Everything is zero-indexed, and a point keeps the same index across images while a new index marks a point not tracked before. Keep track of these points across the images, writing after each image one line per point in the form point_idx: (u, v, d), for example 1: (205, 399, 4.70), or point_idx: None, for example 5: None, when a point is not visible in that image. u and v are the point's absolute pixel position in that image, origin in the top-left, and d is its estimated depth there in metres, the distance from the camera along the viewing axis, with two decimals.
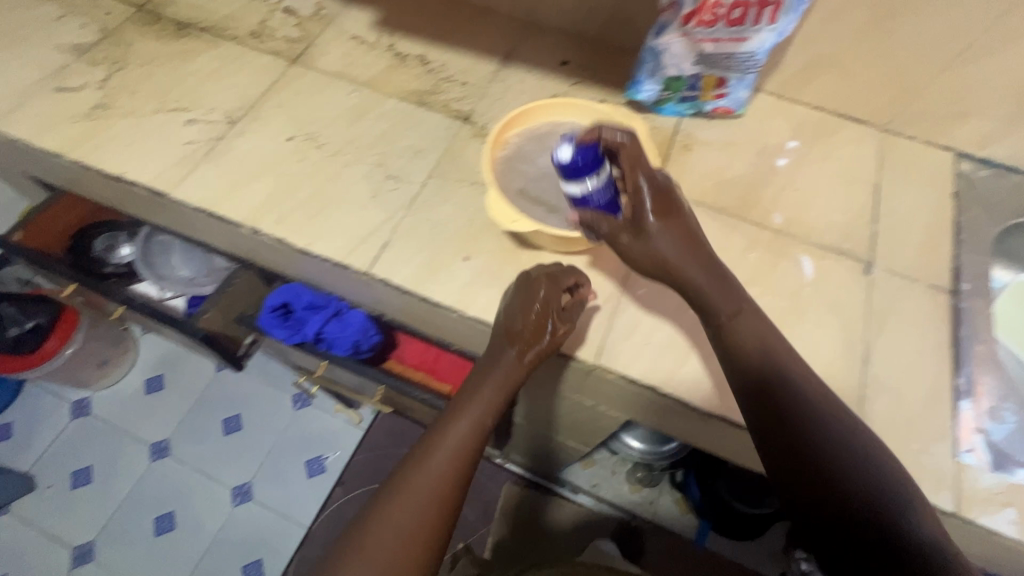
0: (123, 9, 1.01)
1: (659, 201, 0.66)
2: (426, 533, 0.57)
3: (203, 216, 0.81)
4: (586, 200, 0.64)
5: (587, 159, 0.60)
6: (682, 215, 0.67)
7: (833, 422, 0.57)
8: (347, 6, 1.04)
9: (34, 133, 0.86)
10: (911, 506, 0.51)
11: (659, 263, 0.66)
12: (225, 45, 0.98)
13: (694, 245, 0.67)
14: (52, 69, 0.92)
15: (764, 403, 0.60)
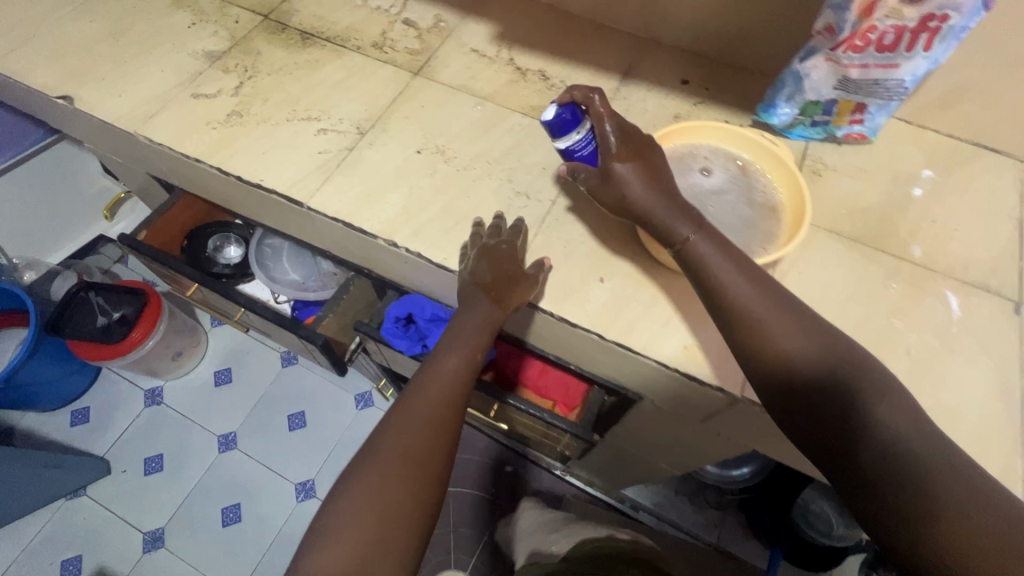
0: (250, 17, 1.04)
1: (619, 147, 0.72)
2: (414, 455, 0.62)
3: (337, 225, 0.83)
4: (572, 150, 0.74)
5: (568, 116, 0.70)
6: (649, 157, 0.72)
7: (782, 355, 0.58)
8: (465, 19, 1.05)
9: (174, 138, 0.89)
10: (880, 424, 0.52)
11: (632, 202, 0.70)
12: (349, 56, 0.99)
13: (656, 181, 0.70)
14: (188, 76, 0.95)
15: (728, 324, 0.63)
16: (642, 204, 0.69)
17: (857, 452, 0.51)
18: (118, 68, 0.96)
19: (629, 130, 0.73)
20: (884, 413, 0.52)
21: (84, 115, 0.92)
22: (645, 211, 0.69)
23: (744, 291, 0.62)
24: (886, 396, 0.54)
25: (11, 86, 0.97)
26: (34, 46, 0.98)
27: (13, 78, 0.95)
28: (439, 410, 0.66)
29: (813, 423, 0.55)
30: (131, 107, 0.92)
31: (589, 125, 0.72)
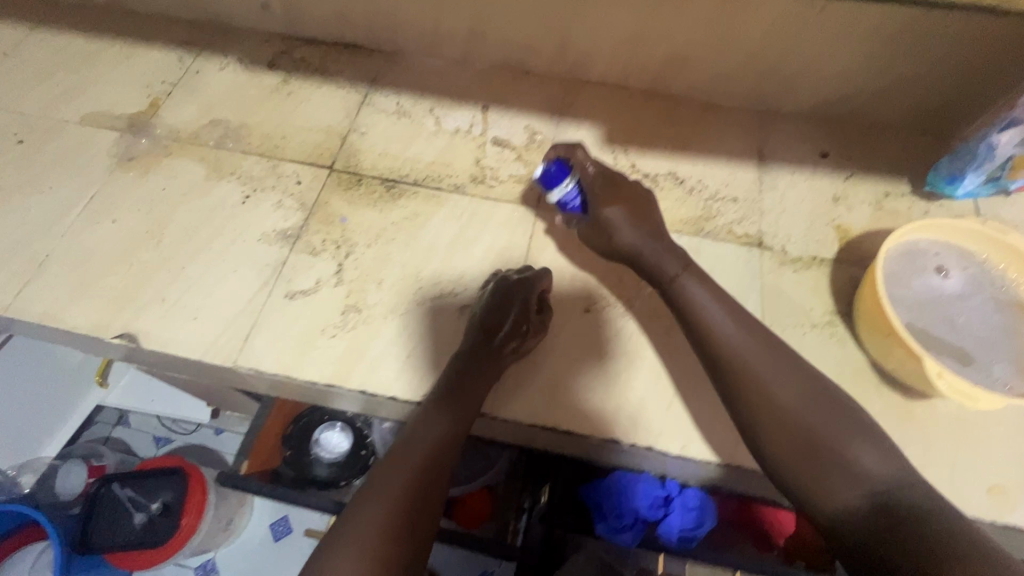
0: (312, 172, 0.86)
1: (605, 195, 0.75)
2: (422, 478, 0.58)
3: (485, 420, 0.70)
4: (565, 202, 0.76)
5: (555, 168, 0.74)
6: (640, 203, 0.74)
7: (771, 368, 0.60)
8: (562, 127, 0.92)
9: (290, 362, 0.71)
10: (862, 459, 0.54)
11: (619, 246, 0.73)
12: (452, 200, 0.84)
13: (643, 221, 0.73)
14: (272, 269, 0.77)
15: (714, 360, 0.63)
16: (628, 244, 0.72)
17: (834, 486, 0.54)
18: (177, 278, 0.76)
19: (615, 177, 0.77)
20: (867, 450, 0.55)
21: (157, 354, 0.72)
22: (633, 252, 0.72)
23: (735, 336, 0.63)
24: (869, 433, 0.56)
25: (39, 331, 0.75)
26: (56, 274, 0.76)
27: (46, 324, 0.73)
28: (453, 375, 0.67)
29: (792, 455, 0.56)
30: (220, 331, 0.73)
31: (575, 176, 0.76)
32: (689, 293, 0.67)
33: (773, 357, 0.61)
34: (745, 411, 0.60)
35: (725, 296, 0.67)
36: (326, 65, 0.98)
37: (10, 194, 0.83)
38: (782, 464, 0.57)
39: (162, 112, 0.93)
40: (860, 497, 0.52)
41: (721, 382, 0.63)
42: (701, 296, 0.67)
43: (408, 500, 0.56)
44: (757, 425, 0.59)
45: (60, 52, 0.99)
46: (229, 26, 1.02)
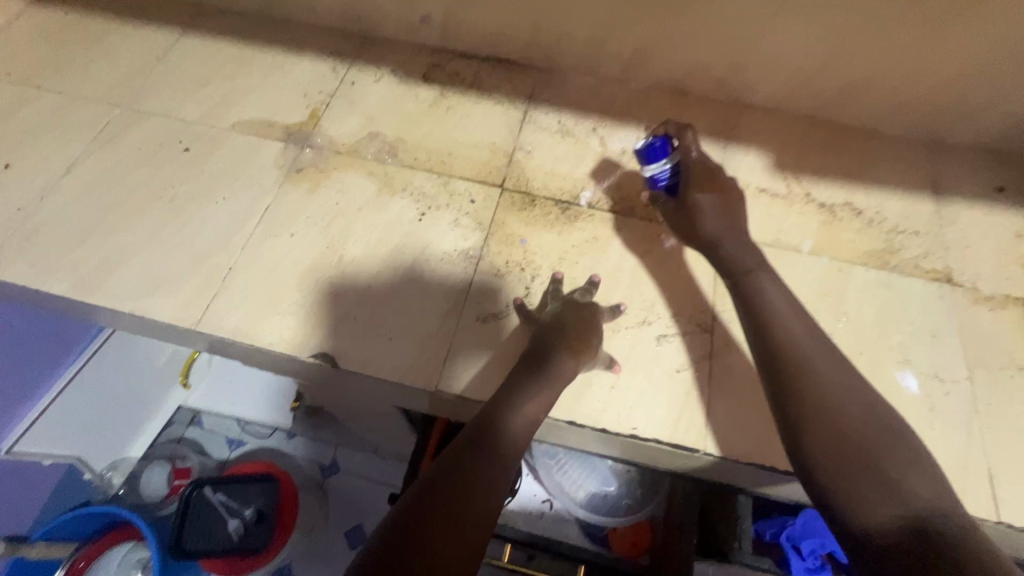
0: (484, 191, 0.85)
1: (699, 179, 0.75)
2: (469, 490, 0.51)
3: (696, 457, 0.67)
4: (657, 179, 0.77)
5: (659, 143, 0.74)
6: (729, 193, 0.75)
7: (831, 372, 0.60)
8: (729, 152, 0.90)
9: (491, 389, 0.70)
10: (908, 480, 0.52)
11: (703, 231, 0.73)
12: (630, 224, 0.82)
13: (730, 214, 0.73)
14: (460, 290, 0.76)
15: (772, 360, 0.62)
16: (712, 230, 0.72)
17: (871, 501, 0.51)
18: (365, 296, 0.75)
19: (712, 168, 0.78)
20: (914, 474, 0.52)
21: (353, 374, 0.71)
22: (713, 239, 0.72)
23: (804, 346, 0.62)
24: (922, 460, 0.54)
25: (228, 347, 0.74)
26: (243, 289, 0.75)
27: (239, 340, 0.72)
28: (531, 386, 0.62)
29: (836, 462, 0.54)
30: (416, 353, 0.72)
31: (676, 156, 0.77)
32: (762, 300, 0.67)
33: (834, 362, 0.61)
34: (794, 402, 0.59)
35: (799, 310, 0.66)
36: (481, 79, 0.97)
37: (185, 204, 0.82)
38: (822, 471, 0.54)
39: (323, 123, 0.92)
40: (897, 514, 0.49)
41: (775, 384, 0.61)
42: (772, 298, 0.67)
43: (473, 486, 0.51)
44: (795, 415, 0.58)
45: (213, 58, 0.98)
46: (379, 37, 1.01)
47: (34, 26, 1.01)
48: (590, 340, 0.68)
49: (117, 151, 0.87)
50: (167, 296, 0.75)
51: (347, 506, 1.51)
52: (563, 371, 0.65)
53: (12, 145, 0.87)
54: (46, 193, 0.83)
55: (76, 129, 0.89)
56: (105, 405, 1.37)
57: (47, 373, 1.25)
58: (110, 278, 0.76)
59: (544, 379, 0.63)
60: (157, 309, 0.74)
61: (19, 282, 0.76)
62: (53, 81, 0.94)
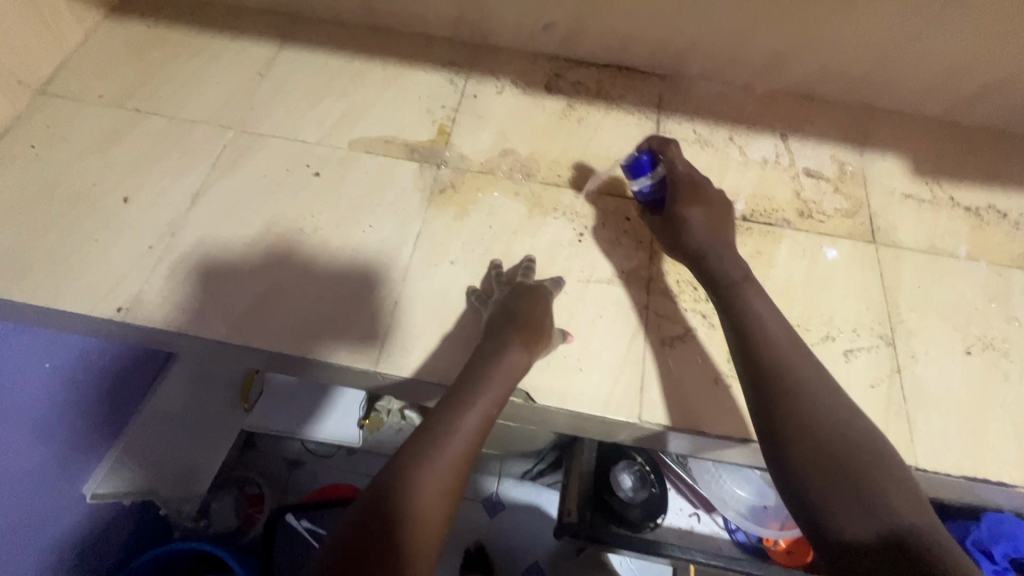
0: (637, 207, 0.82)
1: (685, 194, 0.73)
2: (434, 492, 0.55)
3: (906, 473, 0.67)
4: (641, 194, 0.77)
5: (645, 162, 0.75)
6: (716, 206, 0.73)
7: (819, 388, 0.59)
8: (868, 156, 0.90)
9: (693, 416, 0.68)
10: (891, 497, 0.50)
11: (688, 245, 0.71)
12: (789, 236, 0.81)
13: (719, 231, 0.71)
14: (638, 314, 0.74)
15: (754, 368, 0.61)
16: (698, 245, 0.70)
17: (849, 516, 0.50)
18: None
19: (698, 180, 0.75)
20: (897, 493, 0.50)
21: (546, 408, 0.69)
22: (699, 254, 0.70)
23: (786, 347, 0.62)
24: (902, 476, 0.52)
25: (408, 387, 0.71)
26: (416, 324, 0.73)
27: (422, 380, 0.70)
28: (505, 380, 0.63)
29: (821, 474, 0.53)
30: (610, 382, 0.69)
31: (661, 170, 0.76)
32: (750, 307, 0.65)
33: (820, 381, 0.59)
34: (776, 414, 0.57)
35: (779, 313, 0.66)
36: (606, 88, 0.94)
37: (330, 236, 0.78)
38: (803, 482, 0.53)
39: (454, 141, 0.87)
40: (873, 535, 0.48)
41: (757, 394, 0.59)
42: (757, 306, 0.66)
43: (429, 482, 0.55)
44: (777, 426, 0.57)
45: (320, 72, 0.93)
46: (491, 46, 0.97)
47: (118, 43, 0.94)
48: (540, 329, 0.67)
49: (242, 178, 0.82)
50: (336, 337, 0.72)
51: None
52: (513, 364, 0.64)
53: (125, 176, 0.81)
54: (176, 228, 0.77)
55: (190, 155, 0.83)
56: (191, 434, 1.13)
57: (111, 410, 1.06)
58: (271, 320, 0.72)
59: (491, 370, 0.63)
60: (328, 351, 0.71)
61: (173, 328, 0.70)
62: (152, 102, 0.88)
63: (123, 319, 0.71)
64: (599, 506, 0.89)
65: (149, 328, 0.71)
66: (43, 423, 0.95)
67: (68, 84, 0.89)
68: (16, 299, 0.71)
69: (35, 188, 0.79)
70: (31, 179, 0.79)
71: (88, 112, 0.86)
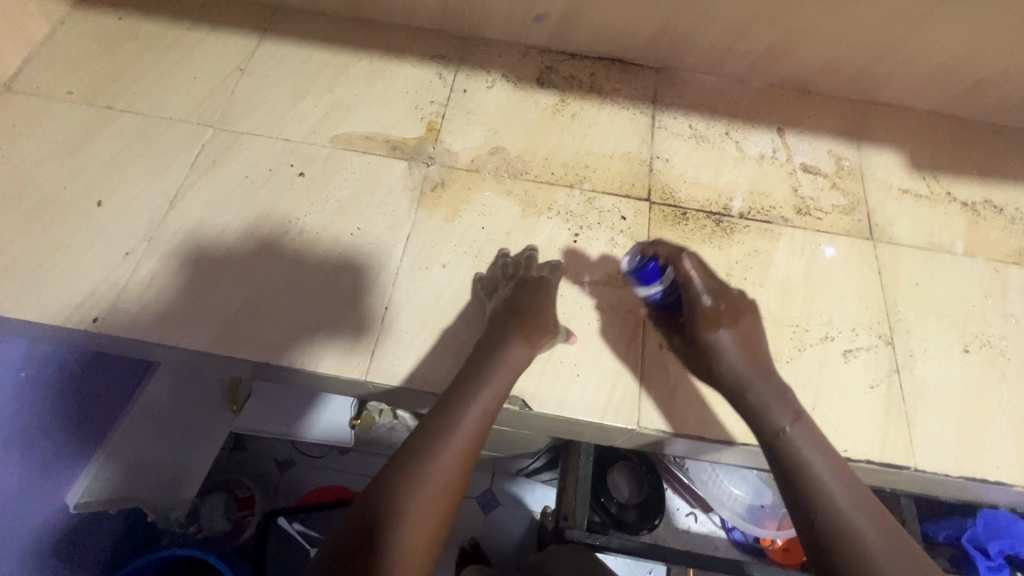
0: (633, 206, 0.80)
1: (712, 316, 0.62)
2: (431, 496, 0.54)
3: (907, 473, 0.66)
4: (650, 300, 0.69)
5: (643, 273, 0.67)
6: (745, 319, 0.63)
7: (874, 525, 0.53)
8: (865, 151, 0.88)
9: (693, 420, 0.67)
10: None
11: (722, 375, 0.62)
12: (787, 234, 0.80)
13: (754, 353, 0.62)
14: (636, 317, 0.72)
15: (804, 504, 0.55)
16: (735, 378, 0.61)
17: None
18: None
19: (723, 292, 0.64)
20: None
21: (544, 415, 0.67)
22: (735, 384, 0.61)
23: (849, 509, 0.53)
24: None
25: (402, 395, 0.69)
26: (407, 331, 0.71)
27: (414, 388, 0.68)
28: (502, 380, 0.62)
29: None
30: (609, 388, 0.68)
31: (671, 283, 0.66)
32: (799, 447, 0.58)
33: (873, 516, 0.53)
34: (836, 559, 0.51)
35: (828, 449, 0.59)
36: (599, 82, 0.92)
37: (315, 239, 0.75)
38: None
39: (443, 138, 0.84)
40: None
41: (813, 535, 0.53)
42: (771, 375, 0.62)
43: (424, 482, 0.54)
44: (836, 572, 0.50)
45: (301, 66, 0.89)
46: (480, 38, 0.94)
47: (88, 36, 0.89)
48: (549, 320, 0.67)
49: (221, 179, 0.78)
50: (323, 346, 0.69)
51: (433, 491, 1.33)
52: (514, 357, 0.63)
53: (97, 178, 0.76)
54: (154, 232, 0.73)
55: (166, 156, 0.79)
56: (186, 444, 1.13)
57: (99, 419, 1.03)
58: (256, 329, 0.69)
59: (494, 364, 0.62)
60: (317, 359, 0.68)
61: (154, 339, 0.68)
62: (124, 99, 0.83)
63: (98, 330, 0.68)
64: (594, 509, 0.88)
65: (127, 339, 0.68)
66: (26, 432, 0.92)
67: (34, 81, 0.84)
68: None
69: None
70: None
71: (55, 110, 0.82)
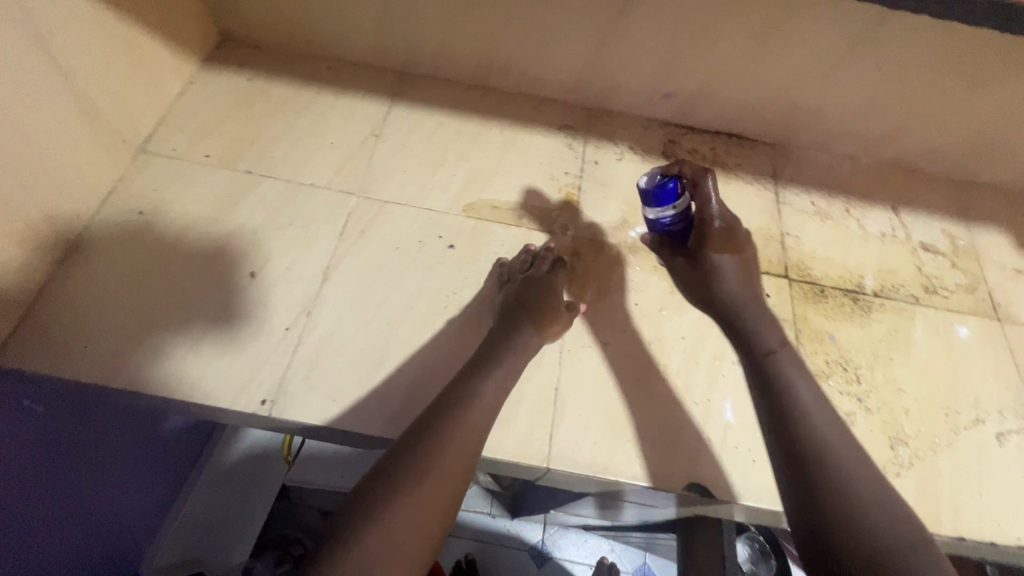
0: (774, 283, 0.83)
1: (716, 239, 0.68)
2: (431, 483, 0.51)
3: None
4: (660, 221, 0.71)
5: (667, 187, 0.67)
6: (748, 252, 0.68)
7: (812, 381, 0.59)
8: (976, 230, 0.93)
9: None
10: (863, 497, 0.49)
11: (718, 294, 0.67)
12: (922, 313, 0.83)
13: (750, 279, 0.67)
14: None
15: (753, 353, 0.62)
16: (731, 298, 0.66)
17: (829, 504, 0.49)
18: (707, 410, 0.71)
19: (732, 223, 0.69)
20: (869, 492, 0.50)
21: (727, 504, 0.66)
22: (729, 304, 0.66)
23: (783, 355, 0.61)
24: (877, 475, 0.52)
25: (579, 481, 0.67)
26: (579, 414, 0.69)
27: (599, 477, 0.66)
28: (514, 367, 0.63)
29: (813, 462, 0.52)
30: None
31: (687, 201, 0.69)
32: (808, 413, 0.56)
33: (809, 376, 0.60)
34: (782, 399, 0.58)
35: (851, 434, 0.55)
36: (721, 156, 0.95)
37: (475, 315, 0.74)
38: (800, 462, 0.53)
39: (584, 210, 0.85)
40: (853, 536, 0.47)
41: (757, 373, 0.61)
42: (784, 355, 0.61)
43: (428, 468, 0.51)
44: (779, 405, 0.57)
45: (435, 134, 0.89)
46: (603, 109, 0.97)
47: (219, 96, 0.88)
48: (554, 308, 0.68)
49: (373, 249, 0.77)
50: (502, 431, 0.67)
51: (485, 520, 1.38)
52: (527, 343, 0.65)
53: (248, 248, 0.76)
54: (311, 306, 0.73)
55: (314, 223, 0.78)
56: None
57: (149, 486, 0.95)
58: None
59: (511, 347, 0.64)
60: (496, 445, 0.66)
61: (323, 421, 0.66)
62: (264, 163, 0.83)
63: (267, 413, 0.66)
64: None
65: (295, 422, 0.66)
66: (94, 513, 0.84)
67: (170, 142, 0.83)
68: (144, 390, 0.66)
69: (153, 264, 0.74)
70: (144, 253, 0.74)
71: (196, 175, 0.80)
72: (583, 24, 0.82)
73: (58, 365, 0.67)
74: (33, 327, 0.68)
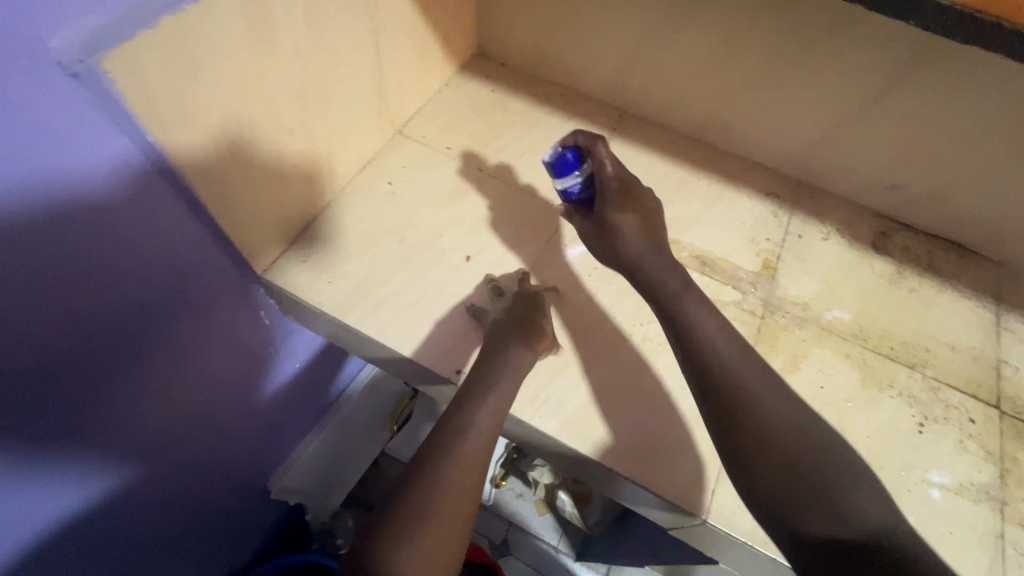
0: (982, 410, 0.75)
1: (616, 197, 0.68)
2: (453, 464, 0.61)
3: None
4: (569, 194, 0.69)
5: (568, 157, 0.66)
6: (648, 208, 0.69)
7: (752, 373, 0.60)
8: None
9: None
10: (841, 499, 0.53)
11: (624, 256, 0.67)
12: None
13: (651, 234, 0.67)
14: (993, 542, 0.66)
15: (687, 347, 0.62)
16: (634, 256, 0.66)
17: (810, 511, 0.53)
18: None
19: (630, 181, 0.69)
20: (855, 495, 0.53)
21: None
22: (636, 266, 0.67)
23: (712, 335, 0.62)
24: (853, 473, 0.55)
25: (732, 545, 0.67)
26: None
27: (755, 546, 0.65)
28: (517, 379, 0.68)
29: (784, 470, 0.55)
30: None
31: (590, 169, 0.68)
32: (745, 399, 0.58)
33: (756, 371, 0.60)
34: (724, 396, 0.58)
35: (821, 433, 0.58)
36: (939, 263, 0.89)
37: (655, 350, 0.77)
38: (767, 473, 0.55)
39: (778, 279, 0.85)
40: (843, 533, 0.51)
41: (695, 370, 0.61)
42: (704, 326, 0.63)
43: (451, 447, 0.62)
44: (726, 406, 0.58)
45: (643, 173, 0.94)
46: (816, 186, 0.96)
47: (465, 100, 1.01)
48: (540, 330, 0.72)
49: (572, 264, 0.83)
50: (665, 468, 0.69)
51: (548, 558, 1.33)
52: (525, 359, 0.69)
53: (465, 234, 0.85)
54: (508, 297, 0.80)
55: (524, 227, 0.86)
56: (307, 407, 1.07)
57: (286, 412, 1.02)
58: (598, 429, 0.71)
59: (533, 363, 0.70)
60: (656, 479, 0.68)
61: None
62: (492, 164, 0.93)
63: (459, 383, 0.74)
64: None
65: None
66: (247, 417, 0.92)
67: (421, 130, 0.96)
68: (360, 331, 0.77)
69: (388, 228, 0.85)
70: (384, 218, 0.86)
71: (435, 162, 0.92)
72: (825, 103, 0.82)
73: (306, 292, 0.79)
74: (295, 255, 0.82)
